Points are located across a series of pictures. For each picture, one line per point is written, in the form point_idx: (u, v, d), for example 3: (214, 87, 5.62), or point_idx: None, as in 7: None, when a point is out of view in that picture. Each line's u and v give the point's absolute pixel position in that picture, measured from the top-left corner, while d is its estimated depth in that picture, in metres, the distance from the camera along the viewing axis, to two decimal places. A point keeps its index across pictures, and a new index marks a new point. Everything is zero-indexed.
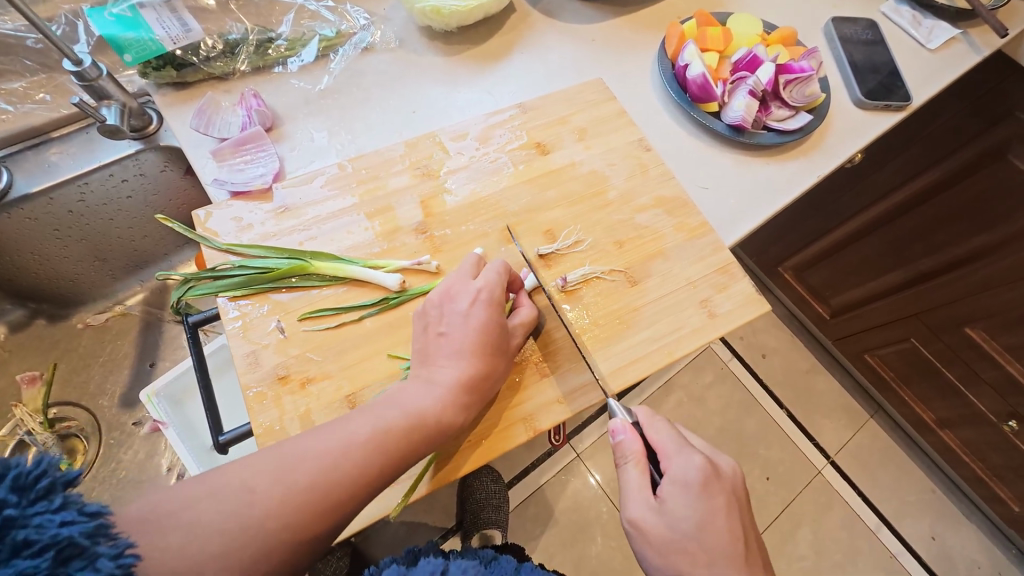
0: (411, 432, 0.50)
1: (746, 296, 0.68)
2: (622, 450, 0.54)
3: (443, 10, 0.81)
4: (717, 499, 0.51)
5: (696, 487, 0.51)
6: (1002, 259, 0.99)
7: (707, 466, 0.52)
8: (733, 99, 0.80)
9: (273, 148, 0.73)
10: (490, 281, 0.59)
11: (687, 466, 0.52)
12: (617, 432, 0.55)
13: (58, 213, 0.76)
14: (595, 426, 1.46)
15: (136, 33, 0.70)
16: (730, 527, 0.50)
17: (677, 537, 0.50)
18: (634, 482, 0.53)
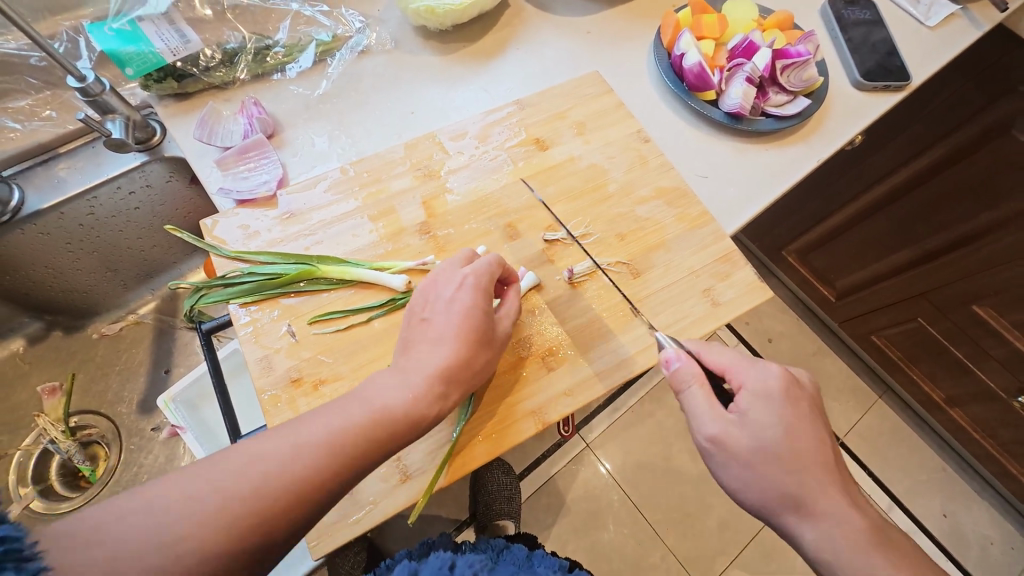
0: (375, 429, 0.47)
1: (749, 284, 0.69)
2: (682, 376, 0.55)
3: (437, 9, 0.81)
4: (800, 406, 0.52)
5: (778, 395, 0.52)
6: (1008, 236, 0.98)
7: (786, 375, 0.53)
8: (730, 87, 0.80)
9: (276, 155, 0.74)
10: (479, 269, 0.57)
11: (764, 376, 0.53)
12: (673, 360, 0.55)
13: (69, 226, 0.78)
14: (604, 416, 1.48)
15: (136, 47, 0.71)
16: (815, 435, 0.52)
17: (760, 444, 0.50)
18: (702, 402, 0.53)
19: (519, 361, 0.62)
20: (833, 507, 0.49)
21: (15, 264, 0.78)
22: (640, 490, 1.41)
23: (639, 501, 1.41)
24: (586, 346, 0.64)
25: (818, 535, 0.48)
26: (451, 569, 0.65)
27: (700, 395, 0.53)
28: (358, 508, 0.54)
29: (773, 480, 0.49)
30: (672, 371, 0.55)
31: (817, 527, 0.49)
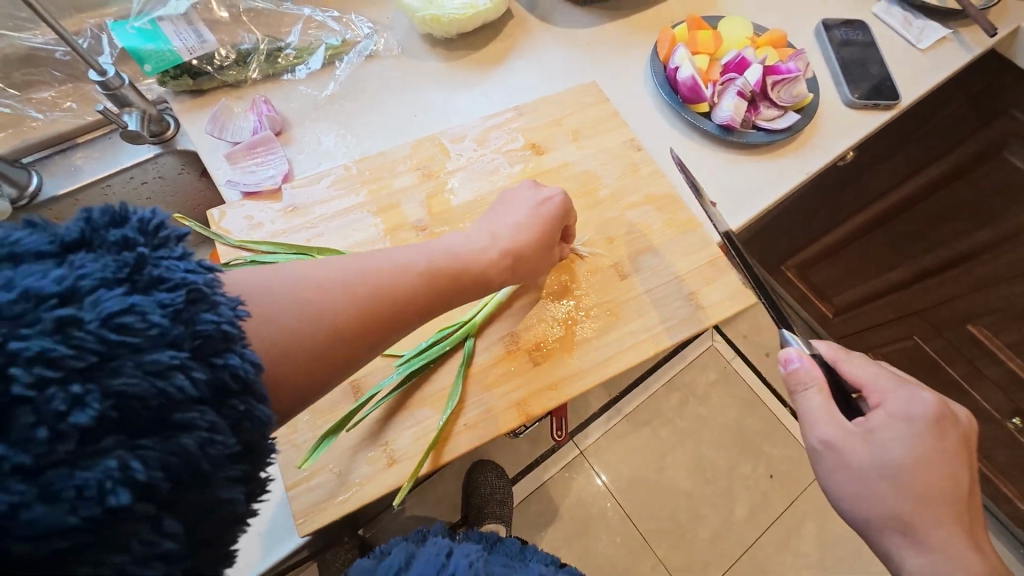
0: (377, 293, 0.45)
1: (735, 289, 0.71)
2: (799, 379, 0.55)
3: (443, 18, 0.85)
4: (945, 438, 0.52)
5: (921, 421, 0.52)
6: (1004, 254, 1.02)
7: (938, 404, 0.53)
8: (722, 100, 0.83)
9: (283, 151, 0.78)
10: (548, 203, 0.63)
11: (909, 401, 0.53)
12: (793, 360, 0.56)
13: (83, 213, 0.81)
14: (599, 423, 1.49)
15: (155, 44, 0.75)
16: (950, 469, 0.52)
17: (886, 464, 0.51)
18: (820, 407, 0.54)
19: (507, 355, 0.64)
20: (944, 541, 0.50)
21: None
22: (632, 498, 1.42)
23: (632, 508, 1.41)
24: (572, 343, 0.66)
25: (916, 561, 0.51)
26: (447, 556, 0.67)
27: (820, 404, 0.54)
28: (343, 491, 0.56)
29: (885, 500, 0.51)
30: (791, 370, 0.56)
31: (918, 554, 0.51)
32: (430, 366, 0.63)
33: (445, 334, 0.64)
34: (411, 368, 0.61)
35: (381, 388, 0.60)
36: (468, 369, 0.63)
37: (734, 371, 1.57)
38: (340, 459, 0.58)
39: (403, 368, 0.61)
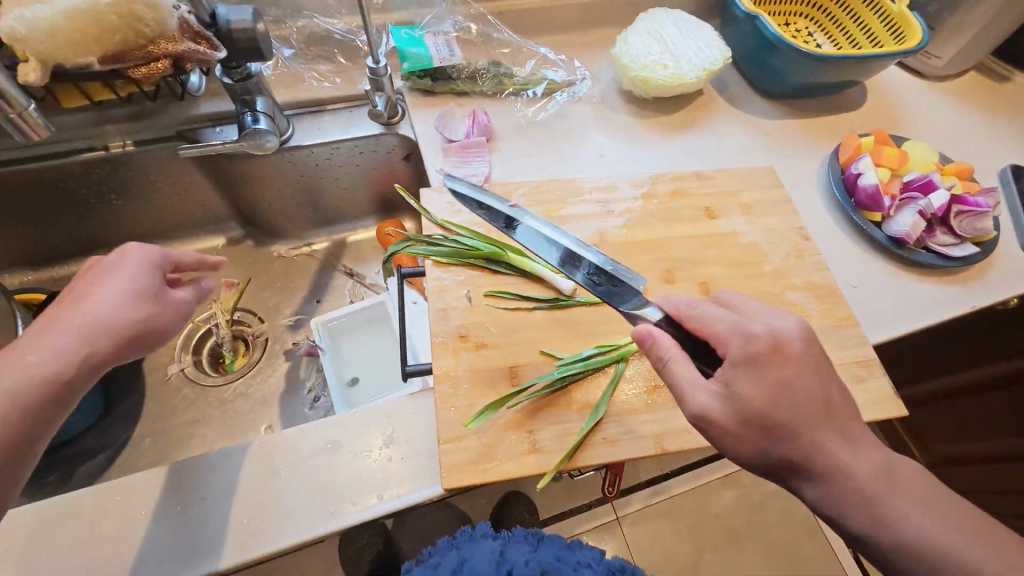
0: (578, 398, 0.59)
1: (885, 395, 0.71)
2: (667, 353, 0.56)
3: (651, 81, 0.94)
4: (781, 369, 0.53)
5: (759, 361, 0.54)
6: None
7: (770, 338, 0.54)
8: (899, 214, 0.86)
9: (488, 156, 0.89)
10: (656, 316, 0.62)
11: (749, 338, 0.55)
12: (646, 337, 0.58)
13: (309, 163, 0.97)
14: (643, 496, 1.46)
15: (418, 49, 0.91)
16: (817, 401, 0.53)
17: (839, 436, 0.53)
18: (686, 374, 0.55)
19: (653, 388, 0.68)
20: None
21: (259, 177, 0.98)
22: None
23: None
24: None
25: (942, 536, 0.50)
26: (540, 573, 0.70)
27: (742, 375, 0.54)
28: (488, 460, 0.61)
29: (833, 474, 0.52)
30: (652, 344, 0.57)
31: (923, 521, 0.51)
32: (583, 375, 0.67)
33: (604, 350, 0.69)
34: (569, 371, 0.66)
35: (531, 383, 0.65)
36: (616, 389, 0.67)
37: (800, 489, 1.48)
38: (490, 430, 0.63)
39: (561, 370, 0.66)
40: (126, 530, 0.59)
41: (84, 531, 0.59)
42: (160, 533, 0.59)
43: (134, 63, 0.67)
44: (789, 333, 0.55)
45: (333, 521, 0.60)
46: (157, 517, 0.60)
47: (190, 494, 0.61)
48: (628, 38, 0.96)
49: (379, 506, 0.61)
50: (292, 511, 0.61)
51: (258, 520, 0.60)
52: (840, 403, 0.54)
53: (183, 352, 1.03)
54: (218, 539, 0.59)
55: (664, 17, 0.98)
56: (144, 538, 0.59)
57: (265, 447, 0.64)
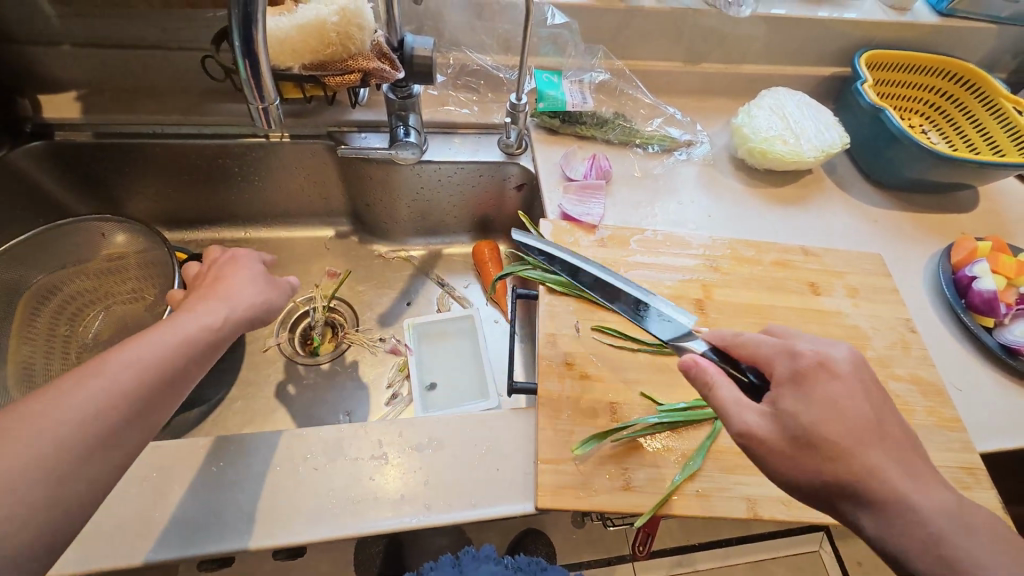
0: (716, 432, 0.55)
1: (991, 507, 0.68)
2: (705, 377, 0.55)
3: (769, 153, 0.98)
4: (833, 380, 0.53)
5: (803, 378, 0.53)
6: None
7: (816, 354, 0.55)
8: (1013, 324, 0.84)
9: (604, 198, 0.94)
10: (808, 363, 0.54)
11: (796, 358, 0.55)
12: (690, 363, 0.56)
13: (433, 177, 1.05)
14: (667, 564, 1.41)
15: (555, 92, 0.99)
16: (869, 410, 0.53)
17: (958, 517, 0.48)
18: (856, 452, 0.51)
19: None
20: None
21: (385, 183, 1.07)
22: None
23: None
24: None
25: None
26: None
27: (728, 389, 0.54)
28: (583, 488, 0.63)
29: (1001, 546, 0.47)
30: (696, 372, 0.55)
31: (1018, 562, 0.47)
32: (682, 425, 0.69)
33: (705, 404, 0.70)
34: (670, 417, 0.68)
35: (636, 422, 0.67)
36: (712, 445, 0.68)
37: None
38: (588, 459, 0.65)
39: (662, 415, 0.68)
40: (243, 483, 0.64)
41: (203, 476, 0.64)
42: (194, 501, 0.62)
43: (332, 73, 0.76)
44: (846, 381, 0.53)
45: (428, 515, 0.63)
46: (273, 476, 0.65)
47: (304, 460, 0.66)
48: (751, 111, 1.01)
49: (472, 510, 0.63)
50: (342, 500, 0.63)
51: (317, 503, 0.63)
52: (869, 422, 0.52)
53: (280, 329, 1.10)
54: (321, 510, 0.63)
55: (788, 97, 1.03)
56: (258, 494, 0.63)
57: (375, 431, 0.69)
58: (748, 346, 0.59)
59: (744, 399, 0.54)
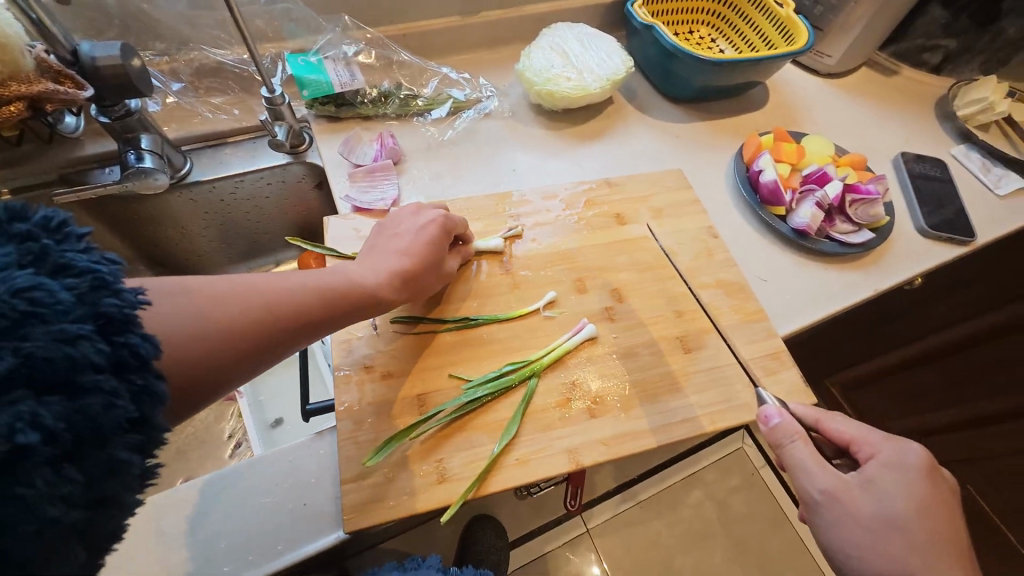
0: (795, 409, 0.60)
1: (795, 384, 0.72)
2: (781, 434, 0.56)
3: (556, 94, 0.95)
4: (927, 488, 0.54)
5: (914, 470, 0.55)
6: None
7: (926, 456, 0.56)
8: (800, 207, 0.88)
9: (396, 178, 0.88)
10: (906, 459, 0.55)
11: (904, 453, 0.56)
12: (772, 417, 0.57)
13: (213, 199, 0.92)
14: (612, 503, 1.43)
15: (316, 76, 0.88)
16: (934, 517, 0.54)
17: (880, 524, 0.53)
18: (807, 458, 0.55)
19: (566, 402, 0.67)
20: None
21: (160, 219, 0.92)
22: None
23: None
24: (629, 404, 0.68)
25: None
26: None
27: (806, 454, 0.55)
28: (393, 497, 0.58)
29: (891, 553, 0.52)
30: (770, 426, 0.57)
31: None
32: (493, 397, 0.66)
33: (514, 368, 0.68)
34: (476, 394, 0.65)
35: (442, 408, 0.63)
36: (527, 408, 0.65)
37: (756, 480, 1.50)
38: (395, 465, 0.60)
39: (470, 392, 0.65)
40: None
41: None
42: None
43: None
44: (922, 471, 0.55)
45: None
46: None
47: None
48: (531, 54, 0.98)
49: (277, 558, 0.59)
50: None
51: None
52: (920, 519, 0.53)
53: None
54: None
55: (566, 32, 1.01)
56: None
57: (151, 511, 0.61)
58: (831, 423, 0.58)
59: (818, 461, 0.55)
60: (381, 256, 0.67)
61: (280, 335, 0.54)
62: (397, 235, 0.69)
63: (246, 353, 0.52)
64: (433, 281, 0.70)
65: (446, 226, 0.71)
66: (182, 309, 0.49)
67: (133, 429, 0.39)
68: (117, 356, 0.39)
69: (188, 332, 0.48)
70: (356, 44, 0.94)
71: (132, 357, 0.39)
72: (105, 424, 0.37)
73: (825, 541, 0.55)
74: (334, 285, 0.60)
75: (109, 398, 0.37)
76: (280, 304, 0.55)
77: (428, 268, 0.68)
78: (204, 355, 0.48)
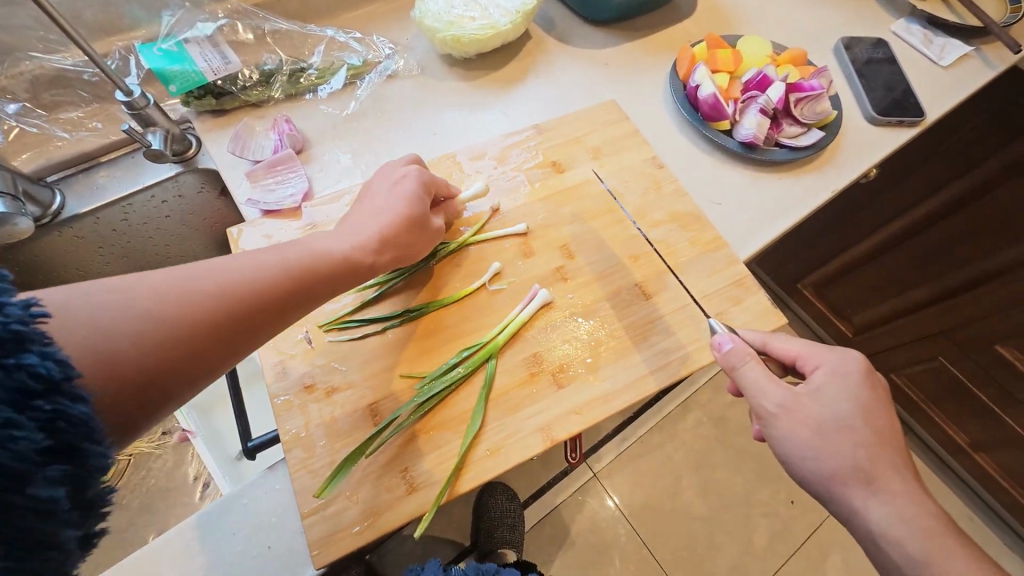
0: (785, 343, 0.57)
1: (764, 308, 0.68)
2: (734, 358, 0.53)
3: (463, 38, 0.84)
4: (875, 390, 0.51)
5: (857, 376, 0.52)
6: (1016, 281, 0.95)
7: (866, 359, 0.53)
8: (744, 118, 0.82)
9: (303, 169, 0.77)
10: (849, 365, 0.52)
11: (845, 359, 0.53)
12: (724, 341, 0.54)
13: (102, 231, 0.80)
14: (613, 445, 1.44)
15: (181, 65, 0.76)
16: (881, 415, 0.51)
17: (828, 429, 0.50)
18: (761, 376, 0.52)
19: (530, 377, 0.62)
20: (899, 488, 0.48)
21: (48, 267, 0.80)
22: (649, 527, 1.37)
23: (647, 536, 1.36)
24: (597, 366, 0.63)
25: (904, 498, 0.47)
26: None
27: (758, 374, 0.52)
28: (360, 519, 0.54)
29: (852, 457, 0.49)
30: (723, 353, 0.54)
31: (882, 496, 0.48)
32: (452, 390, 0.61)
33: (470, 354, 0.62)
34: (433, 390, 0.59)
35: (399, 414, 0.57)
36: (489, 393, 0.60)
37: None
38: (358, 485, 0.56)
39: (425, 391, 0.60)
40: None
41: None
42: None
43: None
44: (866, 376, 0.52)
45: None
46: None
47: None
48: None
49: None
50: None
51: None
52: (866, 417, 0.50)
53: None
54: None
55: None
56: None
57: None
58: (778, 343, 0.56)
59: (770, 378, 0.52)
60: (354, 220, 0.59)
61: (252, 322, 0.47)
62: (369, 196, 0.62)
63: (212, 347, 0.44)
64: (422, 242, 0.63)
65: (425, 180, 0.64)
66: (149, 289, 0.42)
67: (51, 458, 0.33)
68: (15, 384, 0.31)
69: (137, 329, 0.40)
70: (215, 19, 0.81)
71: (33, 381, 0.32)
72: (8, 464, 0.31)
73: (782, 455, 0.51)
74: (311, 259, 0.52)
75: (3, 434, 0.30)
76: (251, 284, 0.47)
77: (411, 229, 0.61)
78: (174, 340, 0.41)
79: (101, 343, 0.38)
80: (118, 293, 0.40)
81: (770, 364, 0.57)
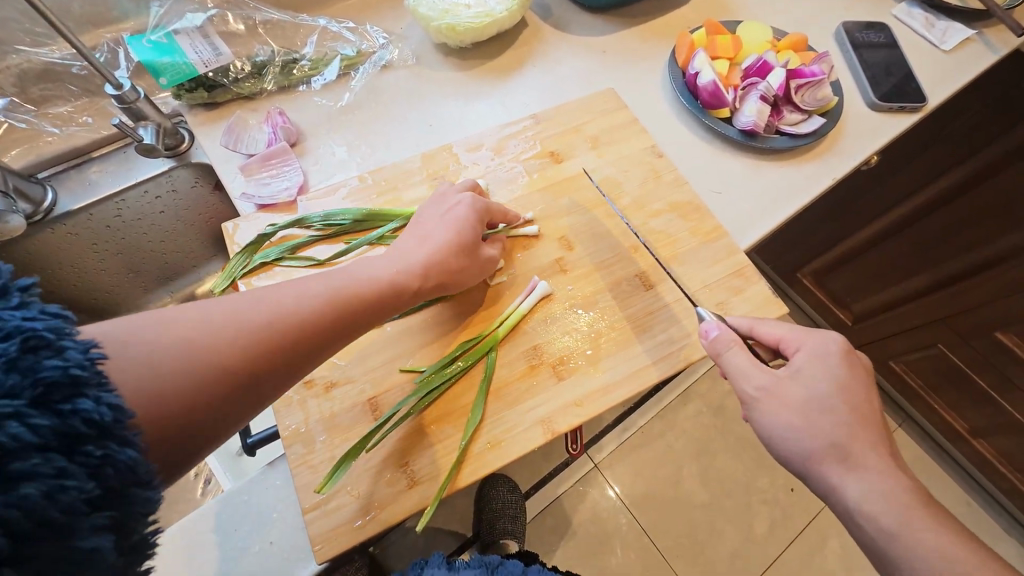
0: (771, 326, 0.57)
1: (765, 297, 0.68)
2: (720, 344, 0.53)
3: (458, 27, 0.83)
4: (856, 370, 0.51)
5: (836, 357, 0.51)
6: (1016, 268, 0.94)
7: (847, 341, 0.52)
8: (743, 105, 0.81)
9: (297, 162, 0.76)
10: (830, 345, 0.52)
11: (826, 341, 0.52)
12: (710, 329, 0.54)
13: (96, 228, 0.79)
14: (613, 435, 1.44)
15: (171, 58, 0.74)
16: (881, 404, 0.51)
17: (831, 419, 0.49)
18: (745, 361, 0.52)
19: (530, 370, 0.62)
20: (897, 473, 0.48)
21: (42, 265, 0.79)
22: (650, 516, 1.37)
23: (648, 525, 1.36)
24: (596, 357, 0.63)
25: (906, 487, 0.47)
26: None
27: (742, 361, 0.52)
28: (360, 513, 0.54)
29: (854, 448, 0.48)
30: (709, 340, 0.54)
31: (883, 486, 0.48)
32: (452, 383, 0.60)
33: (469, 347, 0.62)
34: (431, 384, 0.59)
35: (397, 409, 0.57)
36: (489, 386, 0.60)
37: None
38: (357, 480, 0.55)
39: (424, 385, 0.59)
40: None
41: None
42: None
43: None
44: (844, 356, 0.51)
45: None
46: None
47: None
48: None
49: None
50: None
51: None
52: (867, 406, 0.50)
53: None
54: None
55: None
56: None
57: None
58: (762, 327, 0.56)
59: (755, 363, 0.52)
60: (407, 252, 0.58)
61: (294, 359, 0.45)
62: (424, 228, 0.61)
63: (250, 387, 0.42)
64: (475, 268, 0.63)
65: (480, 211, 0.63)
66: (199, 322, 0.41)
67: (97, 507, 0.31)
68: (67, 429, 0.30)
69: (185, 362, 0.39)
70: (204, 10, 0.79)
71: (85, 426, 0.31)
72: (53, 514, 0.29)
73: (772, 439, 0.52)
74: (357, 293, 0.52)
75: (54, 483, 0.29)
76: (295, 319, 0.46)
77: (459, 266, 0.61)
78: (221, 372, 0.40)
79: (151, 376, 0.37)
80: (165, 329, 0.39)
81: (758, 348, 0.57)
